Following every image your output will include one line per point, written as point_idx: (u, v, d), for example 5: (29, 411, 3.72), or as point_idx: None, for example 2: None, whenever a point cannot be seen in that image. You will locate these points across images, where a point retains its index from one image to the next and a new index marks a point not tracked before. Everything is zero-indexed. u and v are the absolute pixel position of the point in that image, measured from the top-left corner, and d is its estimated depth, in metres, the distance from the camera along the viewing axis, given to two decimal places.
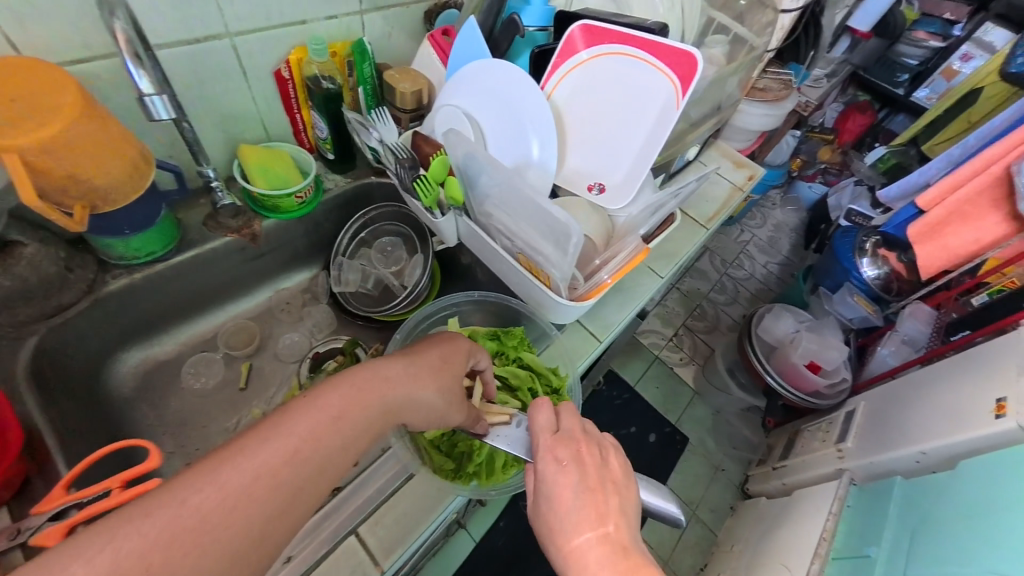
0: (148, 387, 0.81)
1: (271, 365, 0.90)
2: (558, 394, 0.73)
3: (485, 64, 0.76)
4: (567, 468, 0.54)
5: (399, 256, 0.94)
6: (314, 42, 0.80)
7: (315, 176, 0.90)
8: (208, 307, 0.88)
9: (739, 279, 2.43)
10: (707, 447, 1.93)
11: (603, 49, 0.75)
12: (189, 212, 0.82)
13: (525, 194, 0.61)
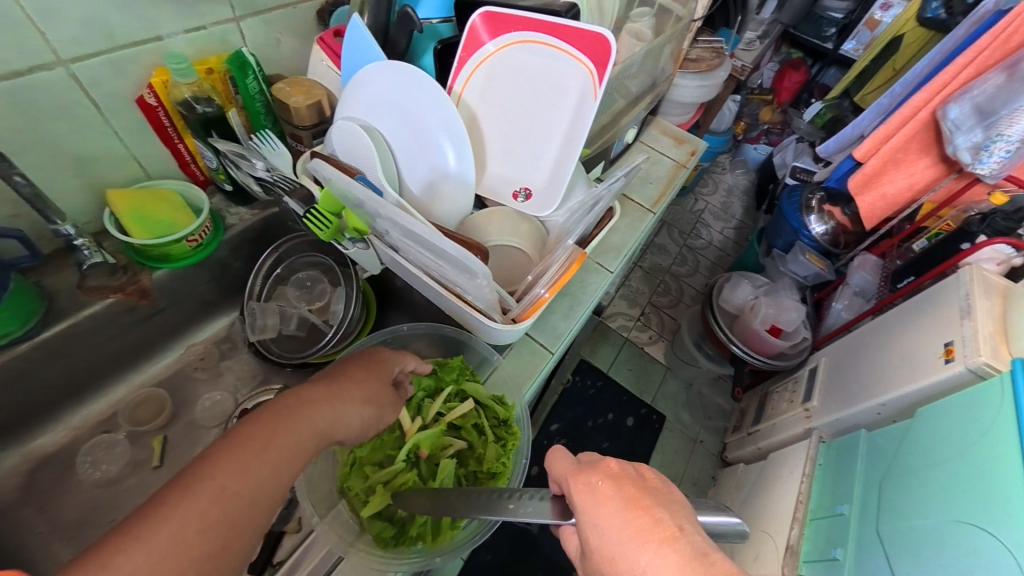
0: (37, 486, 0.70)
1: (189, 434, 0.80)
2: (506, 424, 0.64)
3: (377, 69, 0.67)
4: (602, 485, 0.42)
5: (323, 288, 0.84)
6: (172, 59, 0.67)
7: (209, 213, 0.78)
8: (100, 382, 0.77)
9: (698, 249, 2.44)
10: (683, 422, 1.95)
11: (509, 39, 0.68)
12: (55, 277, 0.70)
13: (416, 234, 0.55)
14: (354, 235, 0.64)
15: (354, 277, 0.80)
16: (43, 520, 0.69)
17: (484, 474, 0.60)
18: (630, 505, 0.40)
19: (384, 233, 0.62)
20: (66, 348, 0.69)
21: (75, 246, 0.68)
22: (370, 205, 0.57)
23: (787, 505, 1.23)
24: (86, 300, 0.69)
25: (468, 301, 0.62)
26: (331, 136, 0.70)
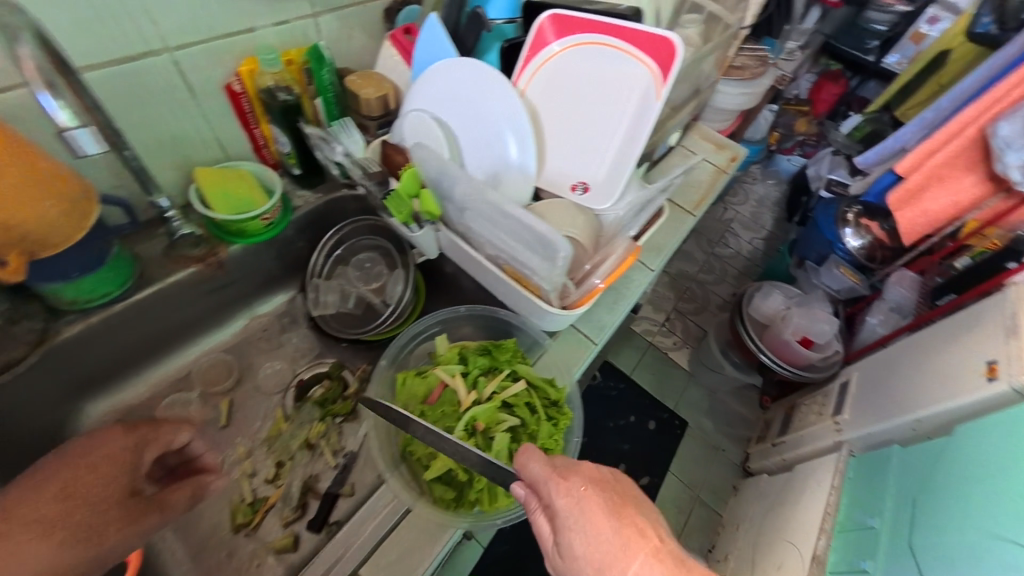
0: (119, 435, 0.75)
1: (252, 398, 0.84)
2: (556, 406, 0.67)
3: (449, 64, 0.72)
4: (587, 491, 0.48)
5: (380, 270, 0.89)
6: (264, 50, 0.75)
7: (280, 195, 0.84)
8: (176, 344, 0.82)
9: (726, 258, 2.43)
10: (705, 429, 1.94)
11: (576, 39, 0.72)
12: (146, 244, 0.77)
13: (497, 207, 0.60)
14: (428, 217, 0.69)
15: (410, 261, 0.85)
16: None
17: (535, 449, 0.64)
18: (612, 506, 0.47)
19: (461, 211, 0.67)
20: (150, 311, 0.75)
21: (167, 219, 0.74)
22: (457, 178, 0.63)
23: (814, 516, 1.23)
24: (171, 269, 0.76)
25: (530, 282, 0.65)
26: (405, 127, 0.77)
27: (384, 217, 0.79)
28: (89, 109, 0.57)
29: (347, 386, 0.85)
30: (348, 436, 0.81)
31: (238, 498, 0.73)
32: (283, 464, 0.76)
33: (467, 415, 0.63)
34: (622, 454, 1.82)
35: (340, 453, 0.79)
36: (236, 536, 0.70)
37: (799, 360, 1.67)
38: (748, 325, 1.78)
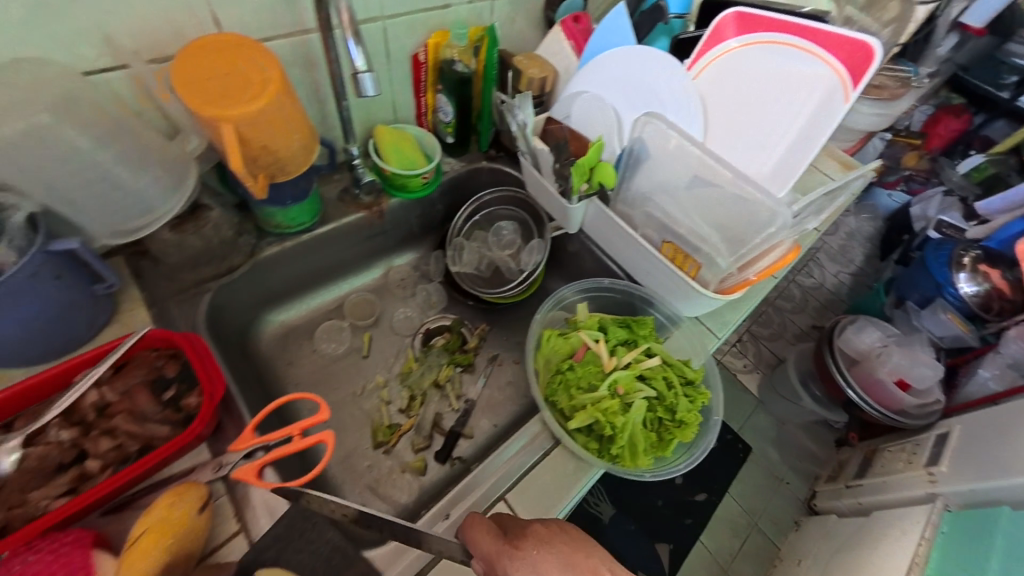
0: (282, 347, 0.85)
1: (388, 337, 0.92)
2: (692, 386, 0.69)
3: (626, 51, 0.76)
4: (540, 555, 0.43)
5: (513, 240, 0.95)
6: (457, 25, 0.83)
7: (439, 159, 0.92)
8: (332, 280, 0.92)
9: (808, 289, 2.19)
10: (771, 459, 1.83)
11: (756, 39, 0.75)
12: (327, 187, 0.86)
13: (710, 169, 0.63)
14: (597, 188, 0.74)
15: (549, 231, 0.88)
16: (292, 376, 0.82)
17: (671, 422, 0.67)
18: (569, 563, 0.43)
19: (650, 179, 0.71)
20: (322, 245, 0.84)
21: (352, 166, 0.83)
22: (668, 140, 0.66)
23: (899, 558, 1.12)
24: (345, 211, 0.85)
25: (696, 260, 0.69)
26: (571, 108, 0.81)
27: (532, 183, 0.83)
28: (331, 61, 0.65)
29: (464, 340, 0.93)
30: (469, 384, 0.88)
31: (377, 420, 0.80)
32: (416, 397, 0.84)
33: (610, 377, 0.68)
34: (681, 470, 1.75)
35: (462, 399, 0.86)
36: (376, 451, 0.77)
37: (896, 402, 1.51)
38: (838, 357, 1.65)
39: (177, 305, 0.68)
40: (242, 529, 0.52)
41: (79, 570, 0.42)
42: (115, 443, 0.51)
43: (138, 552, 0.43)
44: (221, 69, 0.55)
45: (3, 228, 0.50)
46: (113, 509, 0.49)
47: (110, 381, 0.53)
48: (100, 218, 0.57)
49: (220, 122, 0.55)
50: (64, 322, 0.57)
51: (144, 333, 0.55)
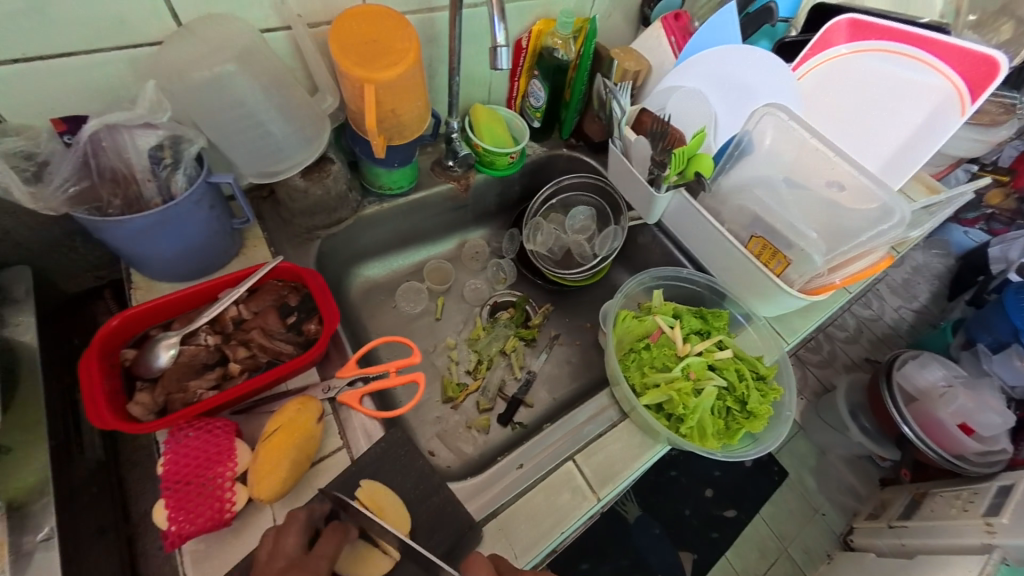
0: (366, 301, 0.90)
1: (457, 304, 0.96)
2: (763, 381, 0.71)
3: (731, 50, 0.75)
4: None
5: (587, 225, 0.97)
6: (563, 13, 0.81)
7: (527, 143, 0.93)
8: (413, 246, 0.96)
9: (865, 321, 1.82)
10: (807, 488, 1.56)
11: (868, 46, 0.73)
12: (422, 156, 0.91)
13: (829, 161, 0.67)
14: (690, 178, 0.75)
15: (625, 220, 0.90)
16: (373, 330, 0.88)
17: (741, 412, 0.69)
18: None
19: (755, 171, 0.73)
20: (413, 211, 0.89)
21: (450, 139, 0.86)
22: (787, 131, 0.69)
23: None
24: (435, 181, 0.89)
25: (786, 258, 0.70)
26: (665, 103, 0.81)
27: (616, 171, 0.86)
28: (455, 38, 0.69)
29: (527, 318, 0.94)
30: (532, 357, 0.91)
31: (446, 377, 0.85)
32: (483, 361, 0.88)
33: (684, 361, 0.70)
34: (711, 481, 1.53)
35: (524, 369, 0.89)
36: (444, 405, 0.82)
37: (961, 446, 1.17)
38: (898, 393, 1.30)
39: (290, 247, 0.75)
40: (344, 446, 0.58)
41: (226, 455, 0.49)
42: (249, 353, 0.58)
43: (273, 444, 0.51)
44: (372, 38, 0.62)
45: (178, 158, 0.58)
46: (244, 409, 0.56)
47: (246, 301, 0.61)
48: (248, 160, 0.64)
49: (365, 84, 0.61)
50: (210, 249, 0.66)
51: (277, 264, 0.62)
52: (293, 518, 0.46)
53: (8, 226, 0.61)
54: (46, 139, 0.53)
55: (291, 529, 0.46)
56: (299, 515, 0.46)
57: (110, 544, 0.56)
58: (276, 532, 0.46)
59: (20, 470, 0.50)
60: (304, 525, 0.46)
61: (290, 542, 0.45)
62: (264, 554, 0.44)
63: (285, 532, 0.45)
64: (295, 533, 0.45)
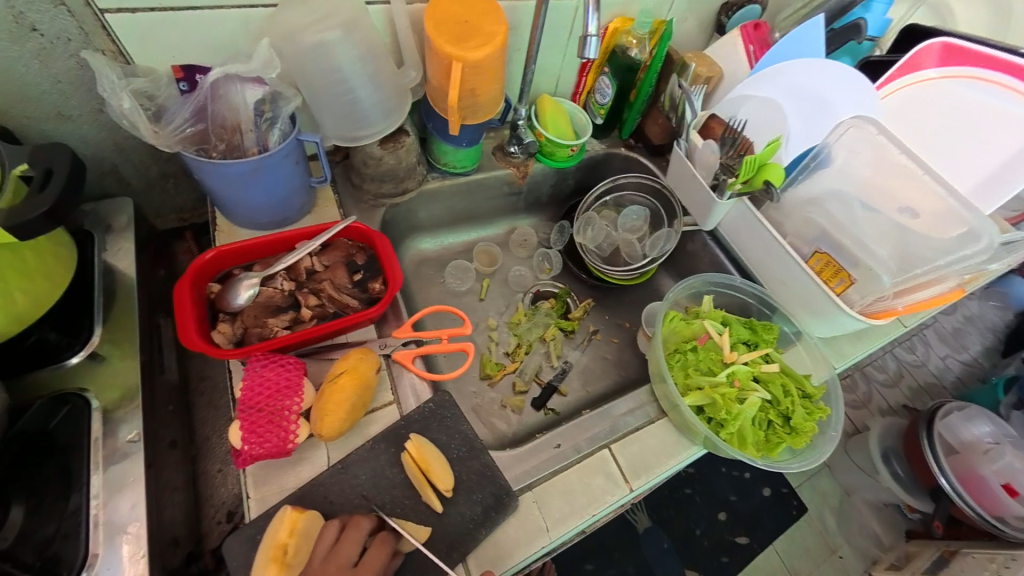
0: (415, 274, 0.92)
1: (500, 288, 0.95)
2: (810, 400, 0.70)
3: (815, 64, 0.72)
4: None
5: (639, 226, 0.94)
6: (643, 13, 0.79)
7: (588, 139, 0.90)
8: (464, 226, 0.97)
9: (907, 365, 1.57)
10: (826, 526, 1.37)
11: (961, 71, 0.70)
12: (487, 139, 0.92)
13: (914, 180, 0.64)
14: (755, 187, 0.75)
15: (679, 225, 0.88)
16: (420, 302, 0.89)
17: (783, 426, 0.68)
18: None
19: (830, 185, 0.72)
20: (470, 191, 0.90)
21: (515, 126, 0.86)
22: (873, 144, 0.66)
23: None
24: (495, 165, 0.90)
25: (849, 276, 0.71)
26: (735, 110, 0.80)
27: (676, 173, 0.86)
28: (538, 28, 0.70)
29: (567, 310, 0.93)
30: (569, 348, 0.91)
31: (485, 355, 0.86)
32: (522, 345, 0.88)
33: (730, 367, 0.70)
34: (725, 505, 1.36)
35: (560, 359, 0.89)
36: (482, 381, 0.83)
37: (1005, 506, 1.01)
38: (938, 444, 1.14)
39: (358, 212, 0.78)
40: (394, 402, 0.61)
41: (295, 389, 0.53)
42: (319, 303, 0.62)
43: (338, 386, 0.54)
44: (462, 20, 0.65)
45: (276, 114, 0.63)
46: (309, 353, 0.60)
47: (319, 255, 0.65)
48: (334, 124, 0.68)
49: (452, 61, 0.64)
50: (290, 202, 0.70)
51: (349, 224, 0.65)
52: (358, 525, 0.48)
53: (117, 161, 0.69)
54: (166, 83, 0.59)
55: (351, 538, 0.47)
56: (364, 527, 0.48)
57: (180, 457, 0.62)
58: (338, 534, 0.48)
59: (119, 374, 0.57)
60: (361, 538, 0.48)
61: (346, 550, 0.46)
62: (323, 550, 0.47)
63: (347, 538, 0.47)
64: (353, 544, 0.47)
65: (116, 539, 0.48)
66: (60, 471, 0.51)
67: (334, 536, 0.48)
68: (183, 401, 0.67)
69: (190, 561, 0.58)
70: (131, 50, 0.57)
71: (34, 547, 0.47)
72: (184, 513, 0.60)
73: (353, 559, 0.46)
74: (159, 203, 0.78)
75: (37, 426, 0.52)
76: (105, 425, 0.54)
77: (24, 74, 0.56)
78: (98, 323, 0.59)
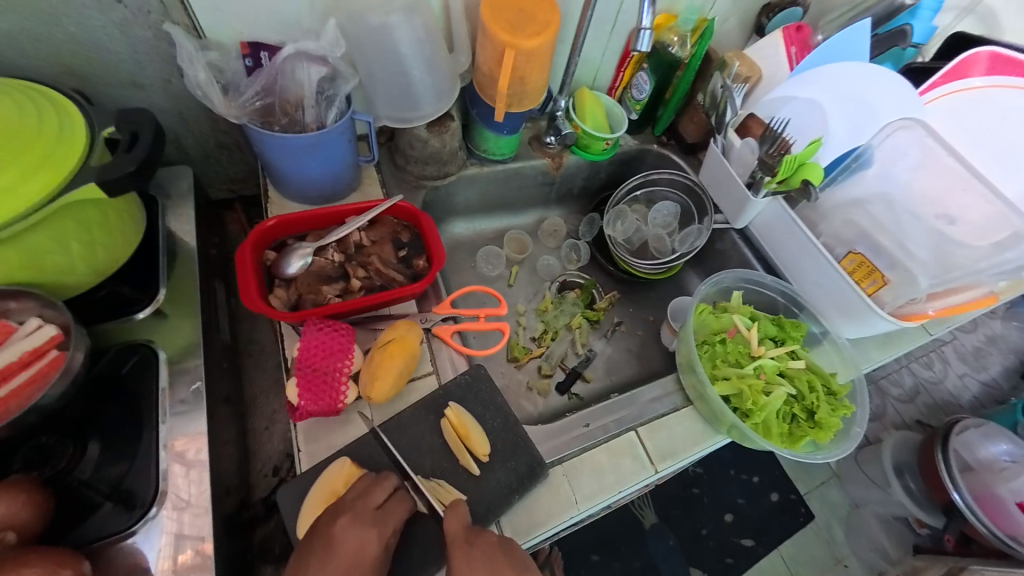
0: (448, 257, 0.95)
1: (530, 275, 0.97)
2: (835, 398, 0.71)
3: (861, 67, 0.73)
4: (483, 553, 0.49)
5: (669, 221, 0.95)
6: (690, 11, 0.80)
7: (623, 134, 0.90)
8: (497, 214, 0.98)
9: (924, 382, 1.54)
10: (833, 536, 1.34)
11: (1005, 81, 0.70)
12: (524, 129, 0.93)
13: (960, 182, 0.65)
14: (792, 187, 0.75)
15: (710, 222, 0.88)
16: (452, 284, 0.92)
17: (807, 421, 0.70)
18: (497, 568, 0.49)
19: (871, 186, 0.72)
20: (506, 179, 0.92)
21: (553, 117, 0.88)
22: (922, 146, 0.67)
23: None
24: (531, 155, 0.92)
25: (883, 277, 0.72)
26: (776, 108, 0.80)
27: (710, 170, 0.86)
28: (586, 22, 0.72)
29: (593, 301, 0.94)
30: (594, 337, 0.92)
31: (514, 339, 0.88)
32: (549, 332, 0.90)
33: (758, 361, 0.72)
34: (732, 507, 1.35)
35: (585, 347, 0.91)
36: (509, 364, 0.86)
37: (1019, 526, 1.00)
38: (953, 460, 1.13)
39: (400, 191, 0.81)
40: (434, 373, 0.64)
41: (346, 352, 0.56)
42: (367, 275, 0.65)
43: (388, 353, 0.57)
44: (519, 9, 0.67)
45: (335, 93, 0.65)
46: (354, 322, 0.63)
47: (367, 230, 0.67)
48: (386, 104, 0.70)
49: (506, 47, 0.66)
50: (341, 178, 0.73)
51: (396, 202, 0.67)
52: (387, 478, 0.52)
53: (179, 130, 0.73)
54: (234, 58, 0.62)
55: (380, 486, 0.52)
56: (391, 480, 0.52)
57: (232, 413, 0.65)
58: (370, 480, 0.52)
59: (181, 330, 0.60)
60: (390, 488, 0.52)
61: (375, 494, 0.51)
62: (355, 489, 0.52)
63: (376, 485, 0.52)
64: (382, 491, 0.51)
65: (179, 478, 0.52)
66: (132, 414, 0.54)
67: (365, 481, 0.52)
68: (233, 360, 0.71)
69: (241, 508, 0.62)
70: (205, 24, 0.60)
71: (108, 480, 0.51)
72: (236, 466, 0.63)
73: (377, 503, 0.51)
74: (212, 173, 0.82)
75: (111, 371, 0.56)
76: (169, 377, 0.57)
77: (106, 43, 0.60)
78: (163, 283, 0.62)
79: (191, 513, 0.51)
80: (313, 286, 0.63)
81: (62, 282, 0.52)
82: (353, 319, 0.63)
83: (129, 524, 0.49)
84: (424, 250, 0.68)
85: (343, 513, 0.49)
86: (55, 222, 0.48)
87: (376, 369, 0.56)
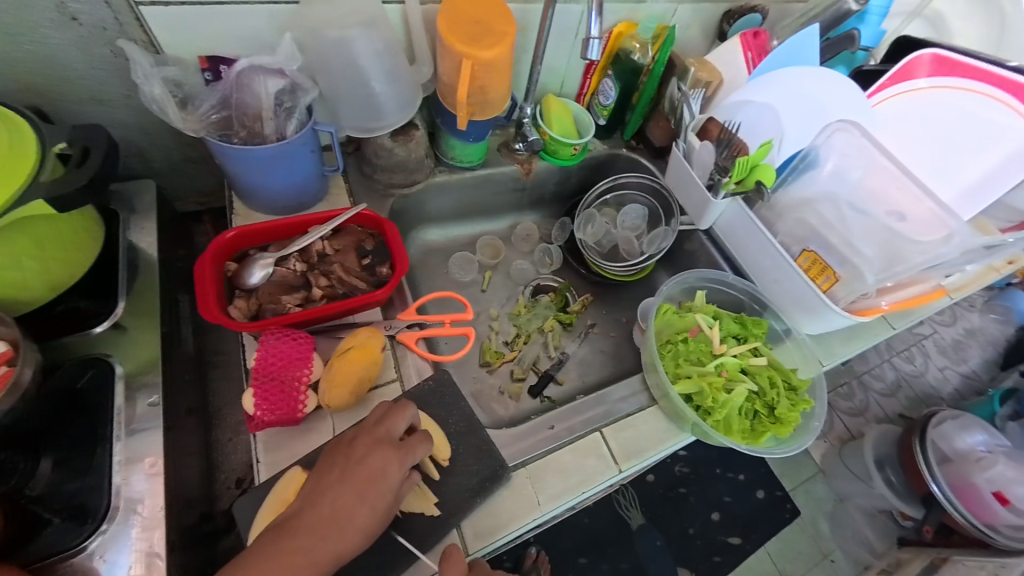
0: (422, 264, 0.95)
1: (504, 280, 0.98)
2: (795, 393, 0.72)
3: (809, 71, 0.76)
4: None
5: (638, 224, 0.97)
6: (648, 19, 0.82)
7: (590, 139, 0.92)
8: (471, 220, 0.99)
9: (905, 375, 1.56)
10: (819, 531, 1.35)
11: (947, 83, 0.73)
12: (494, 136, 0.95)
13: (898, 181, 0.69)
14: (749, 187, 0.77)
15: (675, 223, 0.90)
16: (426, 289, 0.92)
17: (768, 416, 0.71)
18: None
19: (822, 185, 0.74)
20: (478, 185, 0.93)
21: (521, 125, 0.89)
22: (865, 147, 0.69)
23: None
24: (502, 161, 0.93)
25: (835, 274, 0.73)
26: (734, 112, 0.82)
27: (674, 173, 0.88)
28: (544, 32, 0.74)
29: (566, 304, 0.95)
30: (568, 340, 0.93)
31: (486, 343, 0.89)
32: (522, 335, 0.91)
33: (719, 359, 0.73)
34: (719, 506, 1.36)
35: (558, 350, 0.92)
36: (481, 368, 0.86)
37: (995, 515, 1.03)
38: (930, 451, 1.15)
39: (368, 200, 0.82)
40: (398, 379, 0.64)
41: (304, 361, 0.56)
42: (329, 283, 0.66)
43: (347, 360, 0.58)
44: (477, 20, 0.69)
45: (295, 105, 0.66)
46: (318, 331, 0.64)
47: (330, 239, 0.68)
48: (351, 115, 0.71)
49: (465, 58, 0.67)
50: (306, 188, 0.74)
51: (359, 210, 0.68)
52: (405, 408, 0.55)
53: (142, 144, 0.73)
54: (193, 73, 0.63)
55: (399, 415, 0.54)
56: (411, 411, 0.55)
57: (195, 424, 0.65)
58: (389, 408, 0.55)
59: (142, 343, 0.61)
60: (409, 418, 0.55)
61: (396, 423, 0.54)
62: (376, 415, 0.54)
63: (396, 413, 0.54)
64: (402, 419, 0.54)
65: (135, 492, 0.52)
66: (88, 428, 0.54)
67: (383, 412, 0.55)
68: (198, 372, 0.71)
69: (203, 521, 0.61)
70: (163, 40, 0.61)
71: (62, 496, 0.51)
72: (199, 478, 0.63)
73: (398, 431, 0.53)
74: (180, 186, 0.82)
75: (67, 386, 0.56)
76: (127, 390, 0.57)
77: (64, 58, 0.60)
78: (122, 296, 0.62)
79: (147, 527, 0.51)
80: (275, 296, 0.63)
81: (16, 298, 0.52)
82: (316, 328, 0.64)
83: (80, 540, 0.49)
84: (388, 257, 0.68)
85: (367, 434, 0.52)
86: (6, 239, 0.48)
87: (337, 377, 0.57)
